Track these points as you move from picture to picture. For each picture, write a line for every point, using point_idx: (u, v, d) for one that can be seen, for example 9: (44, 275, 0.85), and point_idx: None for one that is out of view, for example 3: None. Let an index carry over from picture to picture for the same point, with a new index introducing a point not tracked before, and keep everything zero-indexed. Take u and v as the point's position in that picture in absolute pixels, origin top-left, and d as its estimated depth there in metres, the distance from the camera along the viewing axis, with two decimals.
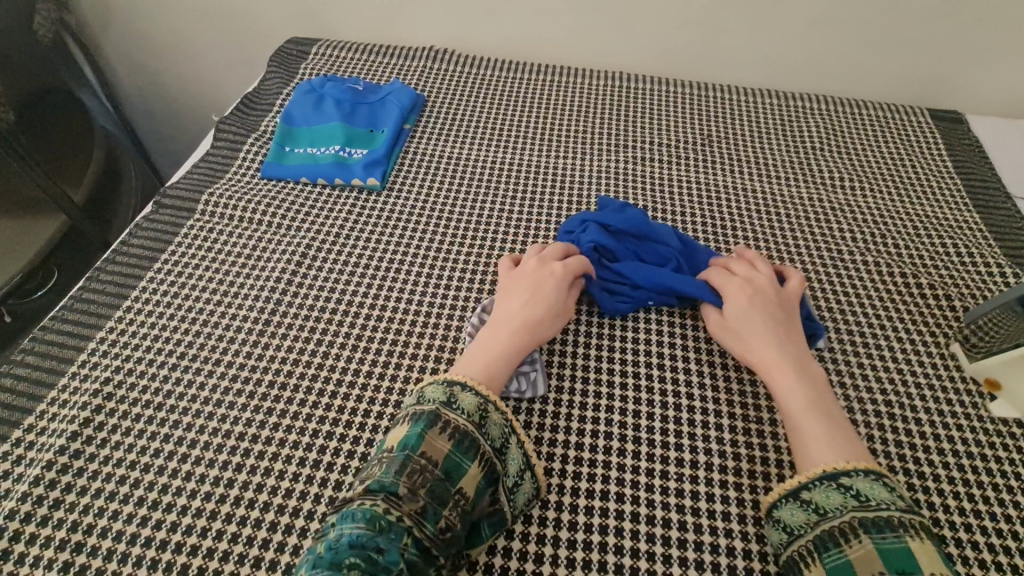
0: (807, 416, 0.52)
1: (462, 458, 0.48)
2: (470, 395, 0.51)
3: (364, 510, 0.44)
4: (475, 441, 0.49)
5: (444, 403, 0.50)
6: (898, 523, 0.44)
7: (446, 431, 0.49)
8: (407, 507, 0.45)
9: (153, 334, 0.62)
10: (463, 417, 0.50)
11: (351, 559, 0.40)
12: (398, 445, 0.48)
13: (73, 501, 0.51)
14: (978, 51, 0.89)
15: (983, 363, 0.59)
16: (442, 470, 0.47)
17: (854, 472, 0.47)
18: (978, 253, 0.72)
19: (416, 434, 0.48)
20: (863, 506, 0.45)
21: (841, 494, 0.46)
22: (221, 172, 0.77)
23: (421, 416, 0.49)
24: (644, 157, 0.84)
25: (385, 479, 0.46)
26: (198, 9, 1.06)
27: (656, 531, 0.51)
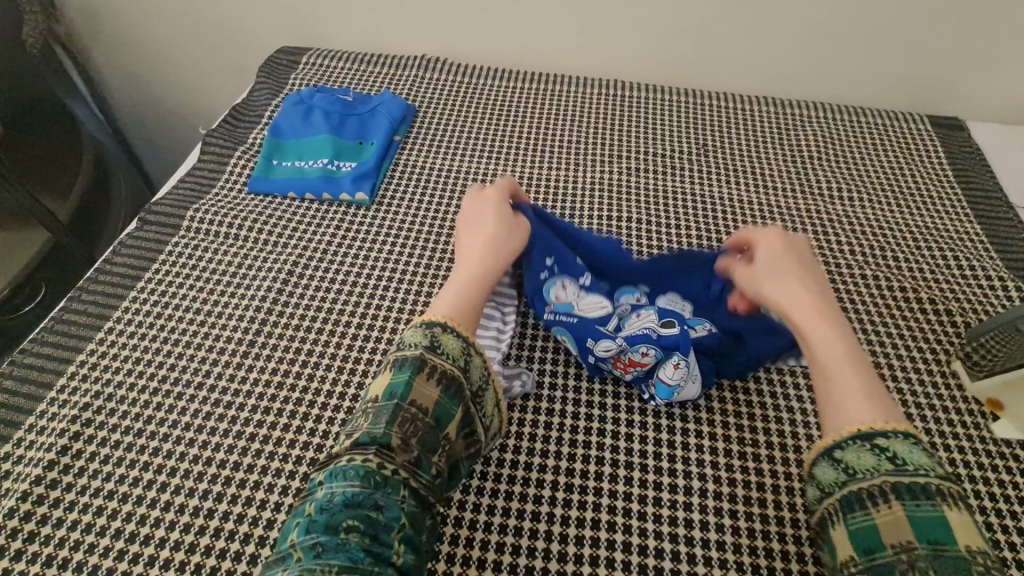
0: (842, 363, 0.46)
1: (451, 403, 0.47)
2: (453, 337, 0.49)
3: (357, 467, 0.42)
4: (461, 386, 0.48)
5: (428, 347, 0.48)
6: (936, 491, 0.39)
7: (433, 377, 0.47)
8: (400, 458, 0.43)
9: (134, 356, 0.61)
10: (447, 360, 0.48)
11: (347, 522, 0.39)
12: (383, 394, 0.46)
13: (49, 533, 0.50)
14: (978, 56, 0.88)
15: (986, 382, 0.58)
16: (433, 417, 0.46)
17: (891, 433, 0.42)
18: (980, 265, 0.70)
19: (403, 381, 0.46)
20: (899, 471, 0.41)
21: (874, 456, 0.42)
22: (207, 187, 0.76)
23: (405, 362, 0.47)
24: (639, 167, 0.82)
25: (376, 430, 0.44)
26: (188, 18, 1.05)
27: (648, 561, 0.50)
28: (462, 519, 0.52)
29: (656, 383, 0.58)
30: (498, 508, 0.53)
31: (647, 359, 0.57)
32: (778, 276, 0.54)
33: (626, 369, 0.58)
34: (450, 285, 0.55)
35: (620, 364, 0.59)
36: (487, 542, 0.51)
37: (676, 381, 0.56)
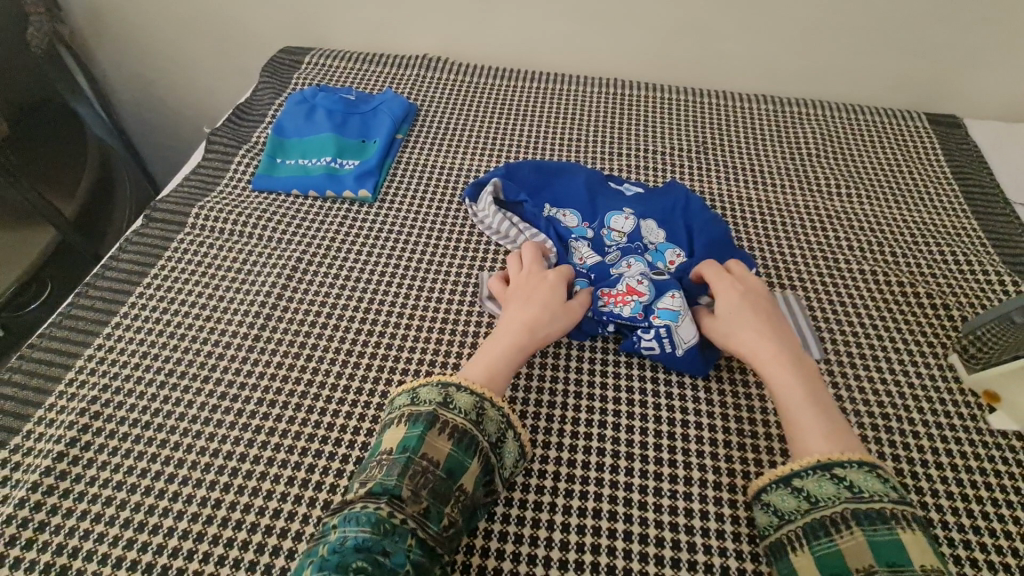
0: (801, 406, 0.52)
1: (463, 456, 0.48)
2: (467, 394, 0.51)
3: (369, 513, 0.44)
4: (475, 439, 0.49)
5: (441, 404, 0.50)
6: (890, 515, 0.44)
7: (445, 431, 0.49)
8: (410, 509, 0.45)
9: (142, 350, 0.62)
10: (459, 416, 0.50)
11: (357, 562, 0.41)
12: (398, 447, 0.48)
13: (58, 523, 0.50)
14: (975, 54, 0.89)
15: (982, 374, 0.58)
16: (444, 470, 0.47)
17: (848, 463, 0.47)
18: (976, 260, 0.71)
19: (416, 435, 0.48)
20: (856, 498, 0.46)
21: (835, 484, 0.47)
22: (211, 185, 0.77)
23: (419, 417, 0.49)
24: (639, 164, 0.83)
25: (388, 480, 0.46)
26: (192, 19, 1.06)
27: (649, 550, 0.51)
28: None
29: (658, 314, 0.60)
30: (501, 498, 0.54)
31: (642, 287, 0.62)
32: (737, 325, 0.58)
33: (626, 303, 0.62)
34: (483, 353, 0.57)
35: (620, 300, 0.62)
36: (490, 531, 0.52)
37: (677, 307, 0.60)
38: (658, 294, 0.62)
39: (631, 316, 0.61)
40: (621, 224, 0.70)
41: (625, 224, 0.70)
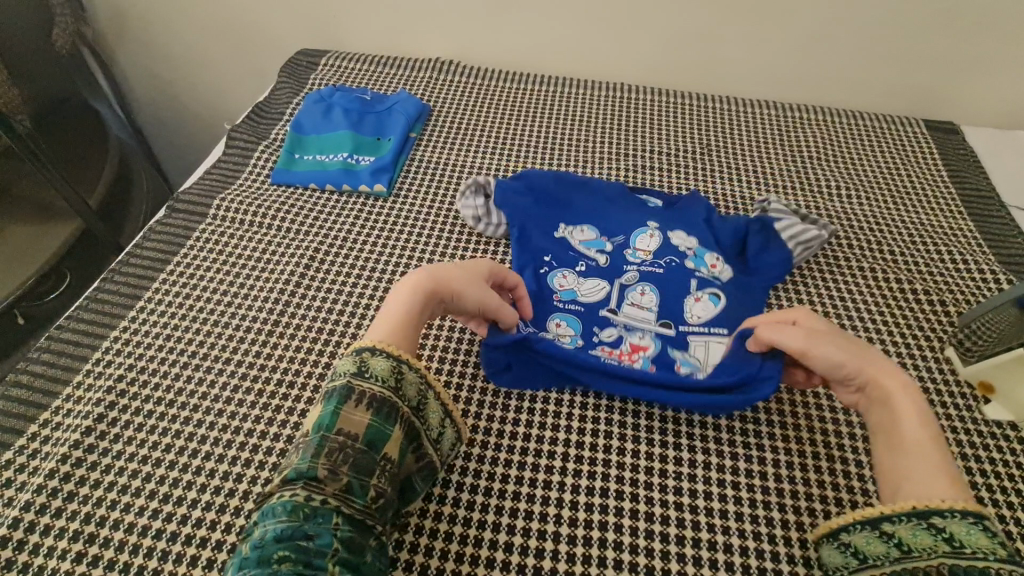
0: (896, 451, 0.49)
1: (384, 424, 0.48)
2: (381, 359, 0.50)
3: (286, 502, 0.43)
4: (395, 406, 0.49)
5: (354, 373, 0.49)
6: (995, 575, 0.41)
7: (361, 402, 0.48)
8: (332, 488, 0.45)
9: (165, 333, 0.64)
10: (378, 384, 0.49)
11: (279, 553, 0.40)
12: (313, 427, 0.47)
13: (87, 494, 0.52)
14: (970, 63, 0.92)
15: (977, 367, 0.60)
16: (364, 442, 0.47)
17: (949, 513, 0.44)
18: (973, 259, 0.73)
19: (330, 412, 0.48)
20: (955, 553, 0.43)
21: (930, 536, 0.44)
22: (230, 179, 0.79)
23: (333, 393, 0.49)
24: (645, 165, 0.86)
25: (303, 465, 0.45)
26: (211, 22, 1.10)
27: (655, 528, 0.53)
28: (477, 485, 0.55)
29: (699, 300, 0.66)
30: (512, 477, 0.56)
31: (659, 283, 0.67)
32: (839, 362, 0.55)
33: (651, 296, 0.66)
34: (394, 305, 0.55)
35: (628, 362, 0.62)
36: (501, 508, 0.54)
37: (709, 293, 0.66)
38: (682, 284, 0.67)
39: (643, 377, 0.61)
40: (647, 243, 0.71)
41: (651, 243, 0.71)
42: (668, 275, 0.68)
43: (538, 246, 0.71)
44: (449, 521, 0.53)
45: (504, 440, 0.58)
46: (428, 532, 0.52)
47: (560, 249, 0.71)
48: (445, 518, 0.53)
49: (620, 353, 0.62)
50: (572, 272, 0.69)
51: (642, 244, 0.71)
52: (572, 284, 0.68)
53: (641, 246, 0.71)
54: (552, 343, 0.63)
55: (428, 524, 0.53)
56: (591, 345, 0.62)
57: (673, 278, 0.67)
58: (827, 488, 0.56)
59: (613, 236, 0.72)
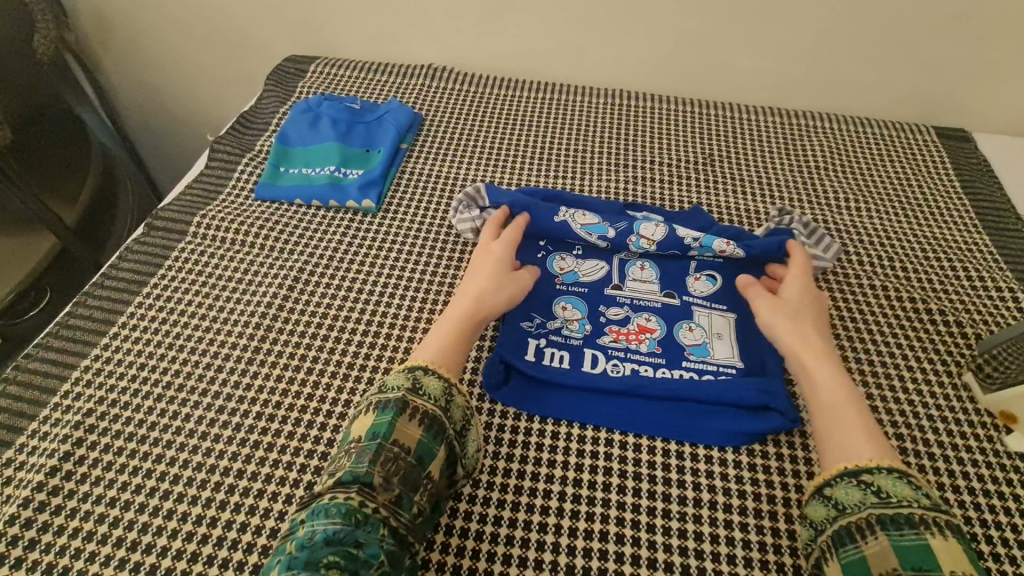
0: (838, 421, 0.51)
1: (434, 444, 0.48)
2: (434, 379, 0.52)
3: (338, 504, 0.44)
4: (444, 427, 0.50)
5: (410, 389, 0.50)
6: (919, 520, 0.43)
7: (415, 417, 0.49)
8: (382, 497, 0.45)
9: (140, 361, 0.61)
10: (430, 402, 0.50)
11: (329, 556, 0.41)
12: (367, 435, 0.48)
13: (50, 541, 0.49)
14: (982, 68, 0.88)
15: (997, 395, 0.57)
16: (415, 456, 0.47)
17: (876, 470, 0.47)
18: (989, 276, 0.70)
19: (386, 422, 0.48)
20: (883, 503, 0.45)
21: (861, 491, 0.46)
22: (213, 194, 0.76)
23: (388, 404, 0.49)
24: (644, 176, 0.82)
25: (359, 469, 0.46)
26: (197, 28, 1.06)
27: (657, 574, 0.49)
28: (468, 528, 0.52)
29: (691, 351, 0.62)
30: (505, 519, 0.52)
31: (653, 324, 0.64)
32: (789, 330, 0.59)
33: (641, 340, 0.63)
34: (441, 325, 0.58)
35: (634, 341, 0.63)
36: (494, 554, 0.50)
37: (702, 340, 0.63)
38: (674, 328, 0.64)
39: (651, 356, 0.62)
40: (650, 232, 0.69)
41: (646, 275, 0.68)
42: (667, 309, 0.65)
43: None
44: (438, 568, 0.49)
45: (498, 477, 0.55)
46: None
47: (550, 276, 0.68)
48: (434, 565, 0.50)
49: (624, 365, 0.61)
50: (563, 302, 0.66)
51: (634, 276, 0.68)
52: (562, 318, 0.64)
53: (634, 278, 0.68)
54: (561, 331, 0.63)
55: None
56: (596, 364, 0.61)
57: (665, 318, 0.65)
58: None
59: (606, 263, 0.69)
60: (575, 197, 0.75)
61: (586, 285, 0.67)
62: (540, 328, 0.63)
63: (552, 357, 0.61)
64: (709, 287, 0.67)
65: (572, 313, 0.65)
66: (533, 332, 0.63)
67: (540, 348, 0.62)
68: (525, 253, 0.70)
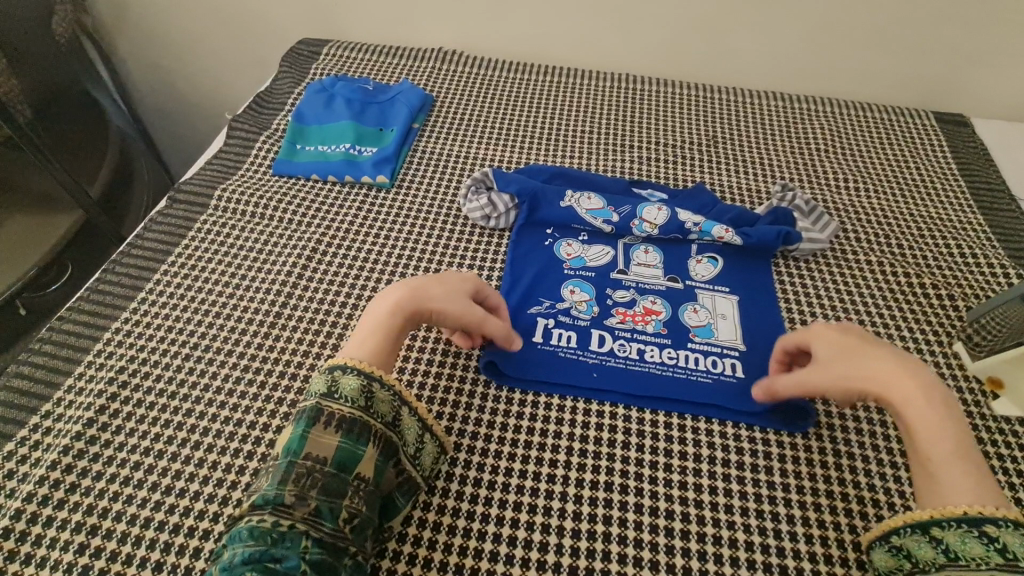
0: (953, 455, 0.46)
1: (355, 446, 0.48)
2: (351, 378, 0.50)
3: (252, 527, 0.43)
4: (366, 424, 0.49)
5: (325, 395, 0.49)
6: None
7: (330, 424, 0.48)
8: (300, 513, 0.44)
9: (167, 324, 0.64)
10: (346, 405, 0.49)
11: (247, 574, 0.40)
12: (282, 452, 0.47)
13: (89, 485, 0.52)
14: (982, 54, 0.90)
15: (986, 362, 0.60)
16: (333, 464, 0.47)
17: (1001, 521, 0.43)
18: (982, 253, 0.72)
19: (298, 435, 0.48)
20: (1009, 566, 0.42)
21: (981, 544, 0.43)
22: (232, 170, 0.79)
23: (302, 416, 0.49)
24: (650, 156, 0.85)
25: (271, 491, 0.45)
26: (212, 12, 1.09)
27: (660, 522, 0.52)
28: (481, 478, 0.55)
29: (696, 333, 0.64)
30: (516, 470, 0.55)
31: (658, 307, 0.66)
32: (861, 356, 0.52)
33: (647, 322, 0.65)
34: (369, 322, 0.55)
35: (641, 322, 0.65)
36: (505, 501, 0.53)
37: (706, 321, 0.65)
38: (679, 310, 0.66)
39: (657, 337, 0.64)
40: (653, 216, 0.71)
41: (648, 258, 0.70)
42: (670, 292, 0.68)
43: (535, 257, 0.70)
44: (452, 515, 0.52)
45: (509, 434, 0.57)
46: (433, 524, 0.52)
47: (556, 262, 0.70)
48: (448, 511, 0.53)
49: (631, 345, 0.63)
50: (571, 286, 0.68)
51: (638, 260, 0.70)
52: (570, 301, 0.66)
53: (638, 263, 0.70)
54: (569, 312, 0.65)
55: (429, 518, 0.52)
56: (604, 343, 0.63)
57: (670, 300, 0.67)
58: (835, 483, 0.55)
59: (610, 249, 0.71)
60: (582, 180, 0.78)
61: (592, 270, 0.69)
62: (550, 311, 0.65)
63: (560, 338, 0.63)
64: (710, 270, 0.70)
65: (581, 296, 0.67)
66: (542, 313, 0.65)
67: (548, 329, 0.64)
68: (531, 241, 0.72)
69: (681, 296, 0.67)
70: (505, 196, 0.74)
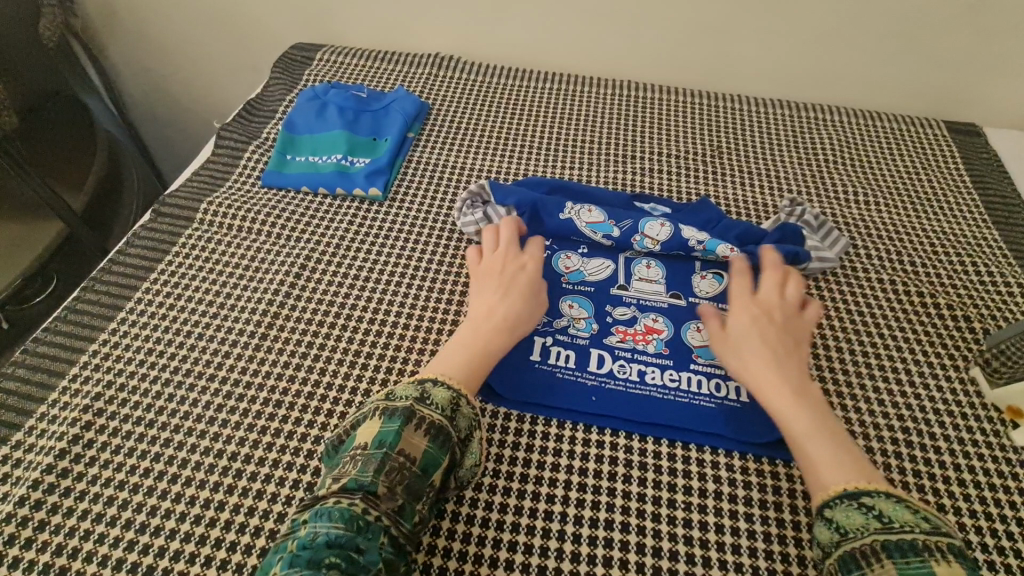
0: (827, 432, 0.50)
1: (439, 454, 0.46)
2: (444, 389, 0.50)
3: (342, 508, 0.41)
4: (449, 437, 0.47)
5: (417, 399, 0.48)
6: (923, 546, 0.41)
7: (422, 426, 0.47)
8: (385, 506, 0.43)
9: (147, 346, 0.61)
10: (437, 413, 0.48)
11: (329, 559, 0.39)
12: (375, 442, 0.46)
13: (59, 522, 0.49)
14: (996, 61, 0.87)
15: (1005, 390, 0.57)
16: (419, 467, 0.45)
17: (875, 492, 0.45)
18: (997, 272, 0.70)
19: (393, 430, 0.46)
20: (887, 529, 0.42)
21: (862, 515, 0.44)
22: (220, 182, 0.76)
23: (394, 412, 0.47)
24: (653, 167, 0.82)
25: (363, 477, 0.44)
26: (204, 15, 1.06)
27: (663, 564, 0.49)
28: (474, 516, 0.51)
29: (699, 354, 0.61)
30: (511, 506, 0.52)
31: (660, 325, 0.63)
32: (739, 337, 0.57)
33: (648, 341, 0.62)
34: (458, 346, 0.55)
35: (642, 342, 0.62)
36: (499, 541, 0.50)
37: None
38: (681, 329, 0.63)
39: (658, 357, 0.61)
40: (655, 231, 0.69)
41: (650, 273, 0.68)
42: (672, 309, 0.65)
43: None
44: (442, 556, 0.49)
45: (504, 466, 0.54)
46: (421, 567, 0.48)
47: (554, 274, 0.67)
48: (438, 552, 0.49)
49: (630, 365, 0.60)
50: (569, 301, 0.65)
51: (639, 275, 0.68)
52: (568, 317, 0.64)
53: (639, 278, 0.67)
54: (567, 330, 0.63)
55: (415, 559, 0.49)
56: (602, 364, 0.60)
57: (672, 318, 0.64)
58: None
59: (611, 262, 0.69)
60: (582, 189, 0.75)
61: (591, 284, 0.67)
62: (547, 328, 0.63)
63: (558, 356, 0.61)
64: (715, 286, 0.67)
65: (579, 312, 0.64)
66: (539, 331, 0.62)
67: (545, 347, 0.61)
68: None
69: (684, 314, 0.64)
70: (502, 210, 0.71)
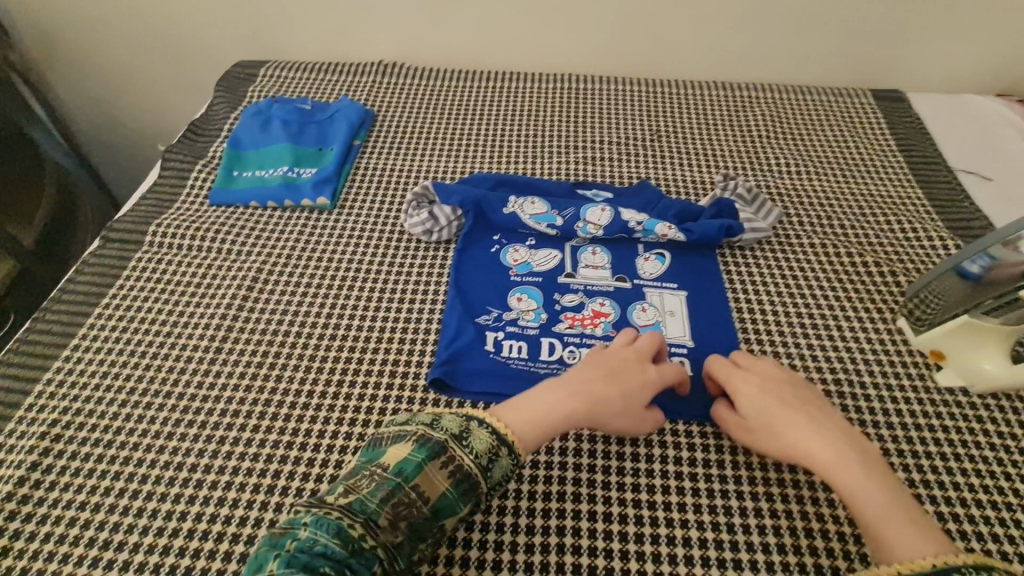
0: (891, 512, 0.45)
1: (457, 498, 0.43)
2: (485, 435, 0.46)
3: (343, 525, 0.39)
4: (475, 482, 0.44)
5: (455, 436, 0.45)
6: None
7: (448, 466, 0.43)
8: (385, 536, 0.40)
9: (102, 369, 0.62)
10: (469, 456, 0.44)
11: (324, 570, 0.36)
12: (394, 468, 0.43)
13: (22, 547, 0.50)
14: (909, 30, 0.92)
15: (927, 335, 0.61)
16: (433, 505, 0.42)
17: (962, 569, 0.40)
18: (921, 227, 0.74)
19: (416, 462, 0.43)
20: None
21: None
22: (167, 203, 0.77)
23: (426, 441, 0.44)
24: (595, 156, 0.85)
25: (372, 499, 0.41)
26: (145, 39, 1.07)
27: (613, 527, 0.51)
28: None
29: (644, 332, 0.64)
30: None
31: (606, 309, 0.66)
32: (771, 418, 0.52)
33: (596, 325, 0.64)
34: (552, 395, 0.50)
35: (590, 326, 0.64)
36: None
37: (654, 319, 0.65)
38: (627, 310, 0.65)
39: (606, 338, 0.63)
40: (597, 217, 0.71)
41: (595, 260, 0.70)
42: (618, 293, 0.67)
43: (482, 265, 0.70)
44: None
45: None
46: None
47: (503, 269, 0.69)
48: None
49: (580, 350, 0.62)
50: (518, 293, 0.67)
51: (586, 262, 0.70)
52: (518, 309, 0.65)
53: (586, 265, 0.70)
54: (517, 321, 0.65)
55: None
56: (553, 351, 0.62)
57: (618, 301, 0.66)
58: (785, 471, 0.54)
59: (558, 252, 0.71)
60: (527, 184, 0.77)
61: (540, 274, 0.69)
62: (498, 321, 0.64)
63: (510, 348, 0.62)
64: (658, 266, 0.70)
65: (529, 304, 0.66)
66: (491, 326, 0.64)
67: (498, 340, 0.63)
68: (477, 249, 0.71)
69: (629, 297, 0.67)
70: (447, 210, 0.73)
